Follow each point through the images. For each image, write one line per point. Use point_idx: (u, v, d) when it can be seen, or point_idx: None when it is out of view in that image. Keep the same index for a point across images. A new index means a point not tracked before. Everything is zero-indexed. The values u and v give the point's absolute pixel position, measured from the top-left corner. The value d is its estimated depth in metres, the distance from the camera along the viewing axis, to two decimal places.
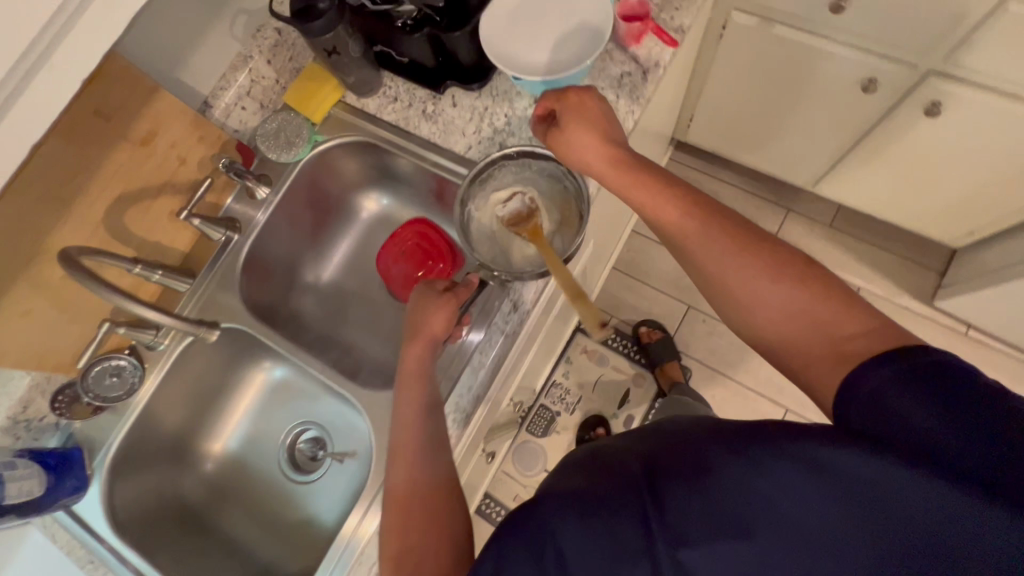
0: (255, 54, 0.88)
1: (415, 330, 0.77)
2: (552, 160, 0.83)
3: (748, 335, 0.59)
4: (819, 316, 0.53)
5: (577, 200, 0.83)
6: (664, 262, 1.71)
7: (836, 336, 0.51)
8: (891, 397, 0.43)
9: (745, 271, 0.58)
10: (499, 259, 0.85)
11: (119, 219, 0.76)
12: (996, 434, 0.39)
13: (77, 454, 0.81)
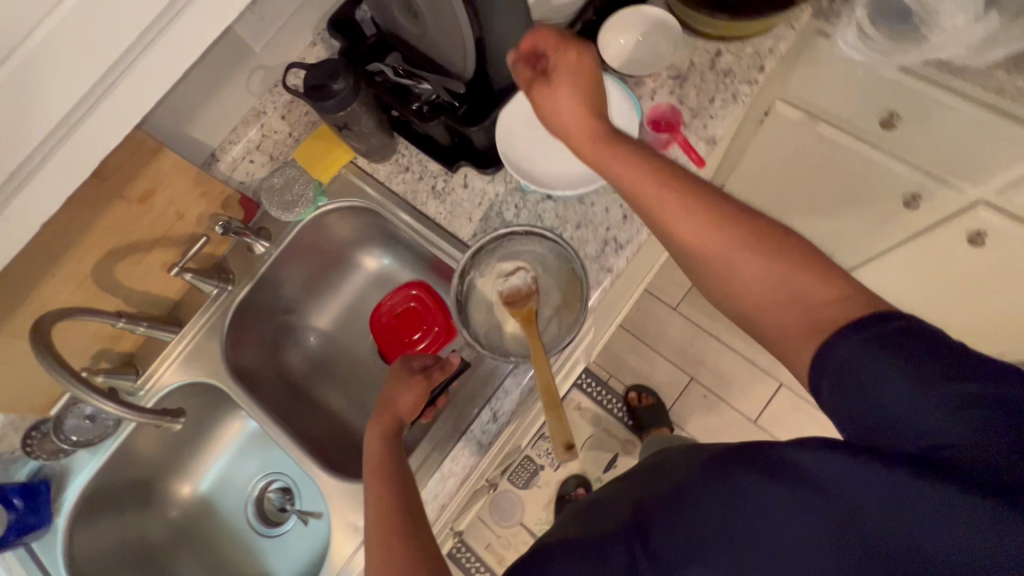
0: (269, 109, 0.86)
1: (380, 411, 0.72)
2: (560, 244, 0.78)
3: (726, 305, 0.52)
4: (795, 288, 0.47)
5: (579, 298, 0.77)
6: (673, 328, 1.66)
7: (810, 307, 0.46)
8: (865, 371, 0.40)
9: (728, 240, 0.50)
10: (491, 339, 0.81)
11: (109, 272, 0.75)
12: (968, 404, 0.37)
13: (44, 489, 0.82)
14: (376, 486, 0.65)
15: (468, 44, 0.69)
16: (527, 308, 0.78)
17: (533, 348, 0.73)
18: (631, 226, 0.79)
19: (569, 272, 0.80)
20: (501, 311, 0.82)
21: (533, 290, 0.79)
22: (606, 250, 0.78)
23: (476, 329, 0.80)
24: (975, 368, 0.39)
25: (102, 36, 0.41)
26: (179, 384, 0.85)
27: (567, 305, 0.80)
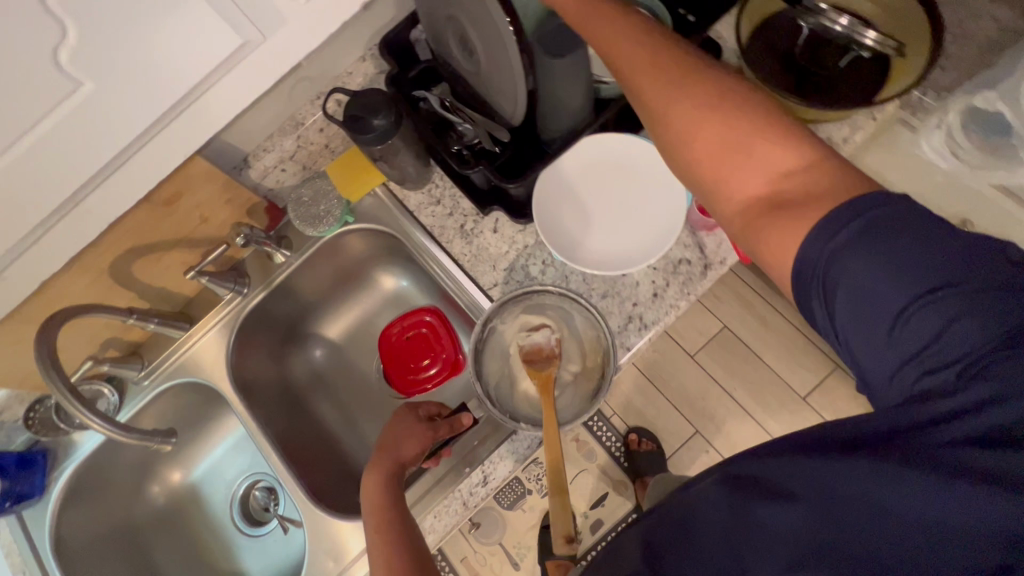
0: (308, 121, 0.84)
1: (383, 457, 0.69)
2: (590, 311, 0.73)
3: (688, 179, 0.51)
4: (761, 155, 0.45)
5: (600, 371, 0.74)
6: (687, 376, 1.61)
7: (776, 173, 0.45)
8: (868, 274, 0.39)
9: (712, 99, 0.48)
10: (502, 392, 0.77)
11: (126, 267, 0.75)
12: (969, 295, 0.37)
13: (40, 461, 0.84)
14: (377, 546, 0.62)
15: (521, 99, 0.66)
16: (546, 372, 0.74)
17: (545, 419, 0.68)
18: (659, 306, 0.74)
19: (596, 340, 0.75)
20: (517, 364, 0.78)
21: (555, 352, 0.75)
22: (629, 327, 0.75)
23: (489, 384, 0.75)
24: (979, 253, 0.38)
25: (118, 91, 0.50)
26: (182, 380, 0.86)
27: (585, 375, 0.76)
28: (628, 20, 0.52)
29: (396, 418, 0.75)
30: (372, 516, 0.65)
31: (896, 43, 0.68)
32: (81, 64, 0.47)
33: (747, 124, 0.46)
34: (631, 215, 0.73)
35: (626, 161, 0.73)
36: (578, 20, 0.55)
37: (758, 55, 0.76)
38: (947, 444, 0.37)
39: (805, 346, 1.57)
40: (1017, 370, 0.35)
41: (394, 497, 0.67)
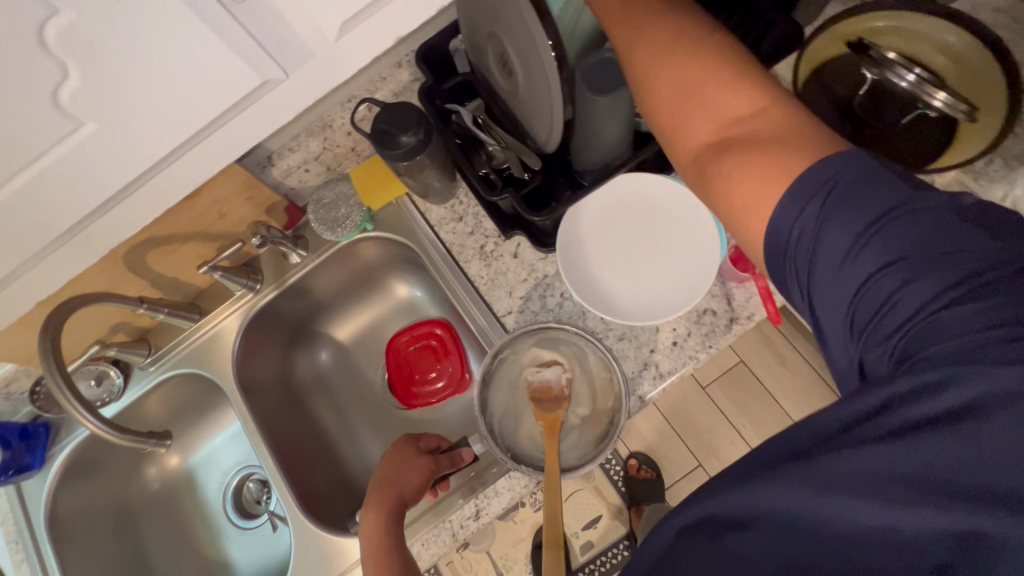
0: (337, 124, 0.81)
1: (385, 492, 0.68)
2: (606, 355, 0.70)
3: (649, 121, 0.52)
4: (716, 101, 0.47)
5: (610, 416, 0.71)
6: (695, 407, 1.57)
7: (728, 118, 0.47)
8: (832, 238, 0.40)
9: (675, 43, 0.49)
10: (506, 425, 0.74)
11: (140, 256, 0.73)
12: (930, 257, 0.37)
13: (43, 434, 0.84)
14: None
15: (556, 130, 0.63)
16: (553, 414, 0.71)
17: (549, 463, 0.66)
18: (677, 355, 0.71)
19: (610, 382, 0.72)
20: (524, 397, 0.75)
21: (564, 394, 0.73)
22: (644, 374, 0.71)
23: (493, 417, 0.73)
24: (941, 212, 0.38)
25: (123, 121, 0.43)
26: (187, 370, 0.86)
27: (594, 419, 0.73)
28: (685, 23, 0.49)
29: (398, 450, 0.73)
30: (372, 555, 0.65)
31: (967, 109, 0.62)
32: (82, 102, 0.41)
33: (701, 63, 0.48)
34: (666, 258, 0.70)
35: (655, 206, 0.71)
36: (630, 29, 0.51)
37: (813, 99, 0.71)
38: (901, 408, 0.37)
39: (822, 391, 1.52)
40: (970, 322, 0.35)
41: (394, 536, 0.66)
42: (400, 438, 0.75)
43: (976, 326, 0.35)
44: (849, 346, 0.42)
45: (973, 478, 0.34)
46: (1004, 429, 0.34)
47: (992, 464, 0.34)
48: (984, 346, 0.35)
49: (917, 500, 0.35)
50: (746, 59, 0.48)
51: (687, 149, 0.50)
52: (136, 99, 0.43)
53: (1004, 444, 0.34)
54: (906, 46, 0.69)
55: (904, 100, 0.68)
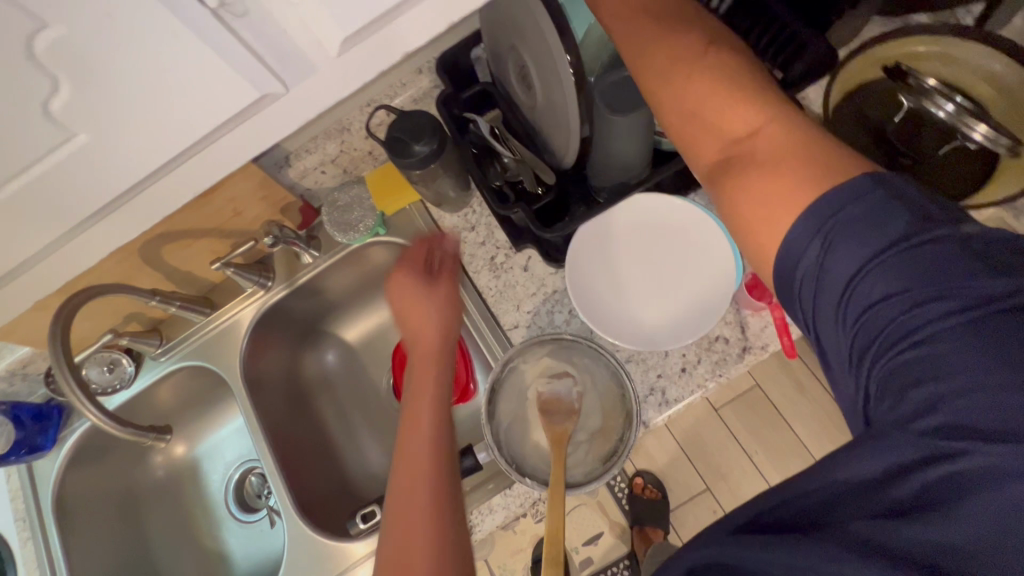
0: (353, 128, 0.78)
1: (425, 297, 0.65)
2: (622, 372, 0.67)
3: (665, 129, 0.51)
4: (717, 121, 0.47)
5: (619, 434, 0.68)
6: (707, 430, 1.53)
7: (729, 136, 0.46)
8: (834, 263, 0.38)
9: (681, 60, 0.48)
10: (513, 432, 0.71)
11: (155, 249, 0.74)
12: (935, 289, 0.35)
13: (55, 417, 0.87)
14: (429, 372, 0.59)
15: (571, 151, 0.63)
16: (561, 428, 0.68)
17: (553, 477, 0.62)
18: (685, 382, 0.68)
19: (620, 400, 0.69)
20: (532, 411, 0.71)
21: (574, 407, 0.69)
22: (650, 399, 0.69)
23: (499, 426, 0.70)
24: (952, 246, 0.35)
25: (126, 143, 0.38)
26: (194, 362, 0.87)
27: (602, 436, 0.70)
28: (697, 46, 0.48)
29: (409, 275, 0.65)
30: (416, 390, 0.58)
31: (1010, 141, 0.58)
32: (81, 118, 0.35)
33: (704, 81, 0.47)
34: (679, 280, 0.68)
35: (661, 225, 0.69)
36: (643, 34, 0.50)
37: (842, 125, 0.69)
38: (897, 448, 0.34)
39: (841, 422, 1.47)
40: (974, 362, 0.33)
41: (426, 384, 0.58)
42: (401, 258, 0.68)
43: (979, 367, 0.33)
44: (852, 387, 0.39)
45: (973, 539, 0.31)
46: (1002, 484, 0.31)
47: (1000, 522, 0.30)
48: (985, 389, 0.32)
49: (913, 558, 0.31)
50: (753, 80, 0.46)
51: (697, 165, 0.49)
52: (135, 118, 0.36)
53: (1003, 501, 0.31)
54: (949, 76, 0.66)
55: (943, 129, 0.65)
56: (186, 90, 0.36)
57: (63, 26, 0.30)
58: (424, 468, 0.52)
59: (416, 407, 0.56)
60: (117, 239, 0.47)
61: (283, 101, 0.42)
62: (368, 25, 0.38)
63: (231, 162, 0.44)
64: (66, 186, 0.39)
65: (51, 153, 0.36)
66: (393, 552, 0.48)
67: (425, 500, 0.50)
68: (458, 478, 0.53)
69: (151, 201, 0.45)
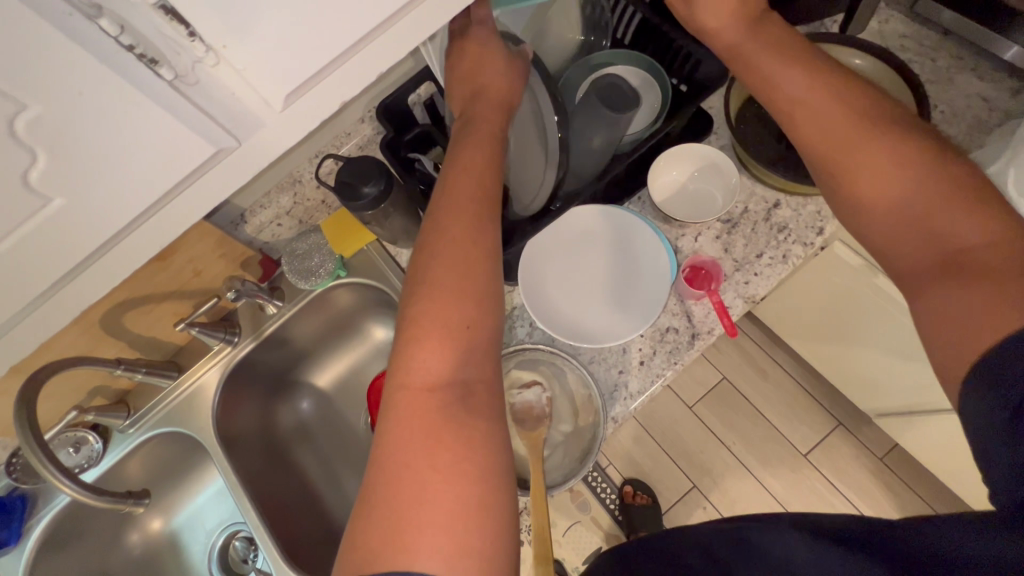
0: (304, 179, 0.86)
1: (463, 89, 0.63)
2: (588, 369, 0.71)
3: (872, 230, 0.47)
4: (939, 222, 0.43)
5: (591, 432, 0.71)
6: (684, 428, 1.58)
7: (951, 247, 0.42)
8: None
9: (891, 159, 0.46)
10: None
11: (117, 317, 0.75)
12: None
13: (20, 509, 0.83)
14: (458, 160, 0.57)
15: (552, 158, 0.65)
16: (537, 432, 0.71)
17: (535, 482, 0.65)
18: (645, 375, 0.73)
19: (588, 399, 0.73)
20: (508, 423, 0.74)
21: (545, 412, 0.73)
22: (615, 395, 0.73)
23: None
24: None
25: (95, 207, 0.41)
26: (167, 428, 0.86)
27: (576, 436, 0.73)
28: (876, 136, 0.48)
29: (475, 47, 0.62)
30: (463, 171, 0.56)
31: None
32: (57, 183, 0.37)
33: (917, 181, 0.44)
34: (626, 290, 0.73)
35: (611, 233, 0.75)
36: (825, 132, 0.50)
37: (749, 148, 0.76)
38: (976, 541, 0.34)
39: (805, 401, 1.56)
40: None
41: (472, 176, 0.56)
42: (461, 28, 0.63)
43: None
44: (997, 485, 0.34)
45: None
46: None
47: None
48: None
49: None
50: (963, 179, 0.43)
51: (898, 270, 0.45)
52: (103, 183, 0.39)
53: None
54: None
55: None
56: (154, 150, 0.40)
57: (41, 106, 0.33)
58: (469, 246, 0.52)
59: (456, 193, 0.55)
60: (78, 305, 0.49)
61: (235, 154, 0.45)
62: (309, 79, 0.43)
63: (195, 213, 0.47)
64: (36, 255, 0.41)
65: (20, 225, 0.38)
66: (425, 307, 0.49)
67: (445, 289, 0.49)
68: (499, 277, 0.53)
69: (112, 262, 0.47)
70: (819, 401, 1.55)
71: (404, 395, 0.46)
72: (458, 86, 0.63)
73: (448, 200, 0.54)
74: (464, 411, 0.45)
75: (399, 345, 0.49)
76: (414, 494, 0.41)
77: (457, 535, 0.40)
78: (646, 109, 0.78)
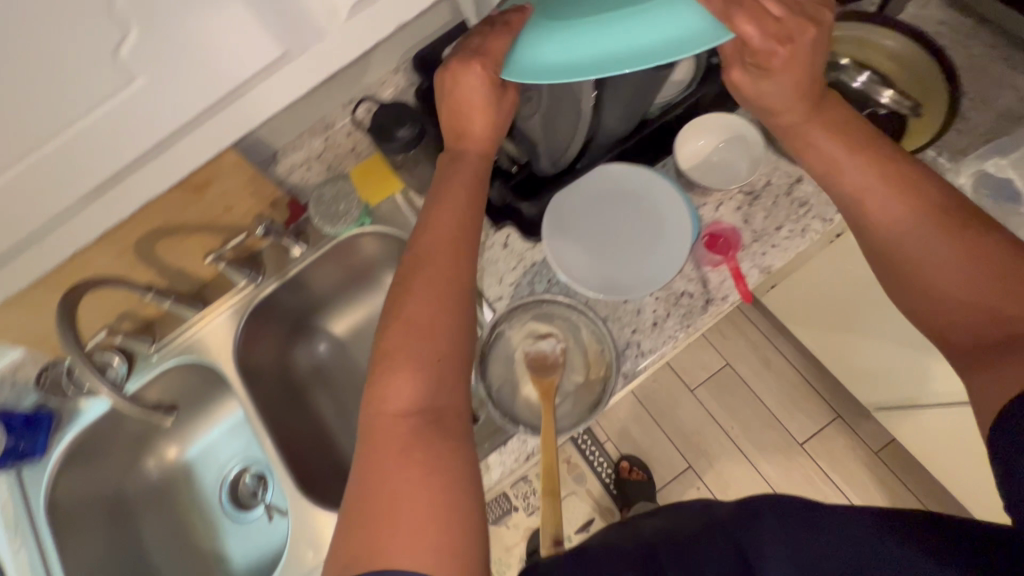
0: (336, 124, 0.87)
1: (450, 123, 0.60)
2: (602, 322, 0.74)
3: (930, 311, 0.50)
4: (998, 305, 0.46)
5: (601, 384, 0.73)
6: (684, 409, 1.60)
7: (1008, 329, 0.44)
8: None
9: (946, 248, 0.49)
10: (505, 391, 0.75)
11: (150, 245, 0.78)
12: None
13: (45, 425, 0.86)
14: (443, 202, 0.57)
15: (585, 118, 0.68)
16: (549, 378, 0.73)
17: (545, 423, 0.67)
18: (658, 335, 0.75)
19: (601, 353, 0.75)
20: (522, 371, 0.76)
21: (558, 361, 0.75)
22: (627, 351, 0.75)
23: (489, 387, 0.74)
24: None
25: None
26: (188, 359, 0.89)
27: (586, 387, 0.75)
28: (931, 226, 0.51)
29: (461, 88, 0.56)
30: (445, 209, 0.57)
31: (911, 104, 0.73)
32: None
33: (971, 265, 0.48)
34: (647, 243, 0.75)
35: (628, 189, 0.76)
36: (884, 218, 0.54)
37: None
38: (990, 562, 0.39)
39: (805, 391, 1.58)
40: None
41: (453, 221, 0.56)
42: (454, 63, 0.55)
43: None
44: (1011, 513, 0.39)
45: None
46: None
47: None
48: None
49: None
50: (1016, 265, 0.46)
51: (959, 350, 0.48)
52: None
53: None
54: (860, 55, 0.77)
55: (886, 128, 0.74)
56: None
57: None
58: (446, 284, 0.54)
59: (438, 233, 0.56)
60: None
61: None
62: None
63: None
64: None
65: None
66: (398, 341, 0.51)
67: (420, 331, 0.51)
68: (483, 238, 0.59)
69: None
70: (819, 392, 1.57)
71: (380, 417, 0.50)
72: (447, 122, 0.60)
73: (426, 244, 0.56)
74: (432, 435, 0.48)
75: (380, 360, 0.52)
76: (390, 499, 0.45)
77: (430, 537, 0.43)
78: (677, 78, 0.75)
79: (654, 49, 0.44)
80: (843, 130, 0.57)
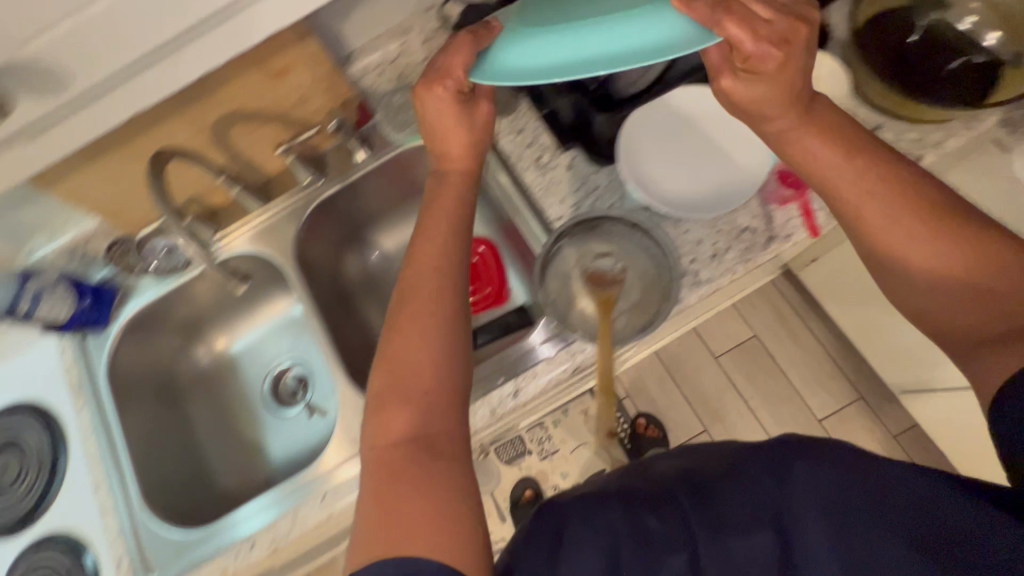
0: (413, 31, 0.89)
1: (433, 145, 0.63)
2: (668, 243, 0.75)
3: (938, 297, 0.50)
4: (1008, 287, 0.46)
5: (657, 306, 0.74)
6: (706, 375, 1.62)
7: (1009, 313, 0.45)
8: None
9: (951, 240, 0.49)
10: (560, 303, 0.76)
11: (225, 127, 0.80)
12: None
13: (111, 298, 0.90)
14: (423, 238, 0.59)
15: None
16: (608, 293, 0.74)
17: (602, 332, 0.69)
18: (717, 266, 0.75)
19: (659, 277, 0.76)
20: (578, 286, 0.77)
21: (616, 279, 0.76)
22: (684, 279, 0.75)
23: (544, 298, 0.76)
24: None
25: None
26: (248, 250, 0.91)
27: (639, 309, 0.75)
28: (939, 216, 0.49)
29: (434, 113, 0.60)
30: (429, 239, 0.59)
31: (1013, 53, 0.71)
32: None
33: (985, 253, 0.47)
34: (717, 166, 0.77)
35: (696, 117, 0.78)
36: (890, 225, 0.51)
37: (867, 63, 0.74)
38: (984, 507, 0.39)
39: (831, 370, 1.58)
40: None
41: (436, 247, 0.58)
42: (419, 88, 0.59)
43: None
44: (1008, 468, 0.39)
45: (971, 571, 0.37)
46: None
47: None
48: None
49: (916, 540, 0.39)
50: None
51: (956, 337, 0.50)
52: None
53: None
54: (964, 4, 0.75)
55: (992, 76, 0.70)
56: None
57: None
58: (431, 296, 0.55)
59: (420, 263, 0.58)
60: None
61: None
62: None
63: None
64: None
65: None
66: (391, 371, 0.52)
67: (412, 358, 0.52)
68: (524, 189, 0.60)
69: None
70: (845, 373, 1.57)
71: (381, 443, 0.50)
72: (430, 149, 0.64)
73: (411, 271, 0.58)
74: (426, 459, 0.48)
75: (379, 380, 0.52)
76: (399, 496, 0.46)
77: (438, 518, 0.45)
78: None
79: (648, 46, 0.46)
80: (831, 131, 0.54)
